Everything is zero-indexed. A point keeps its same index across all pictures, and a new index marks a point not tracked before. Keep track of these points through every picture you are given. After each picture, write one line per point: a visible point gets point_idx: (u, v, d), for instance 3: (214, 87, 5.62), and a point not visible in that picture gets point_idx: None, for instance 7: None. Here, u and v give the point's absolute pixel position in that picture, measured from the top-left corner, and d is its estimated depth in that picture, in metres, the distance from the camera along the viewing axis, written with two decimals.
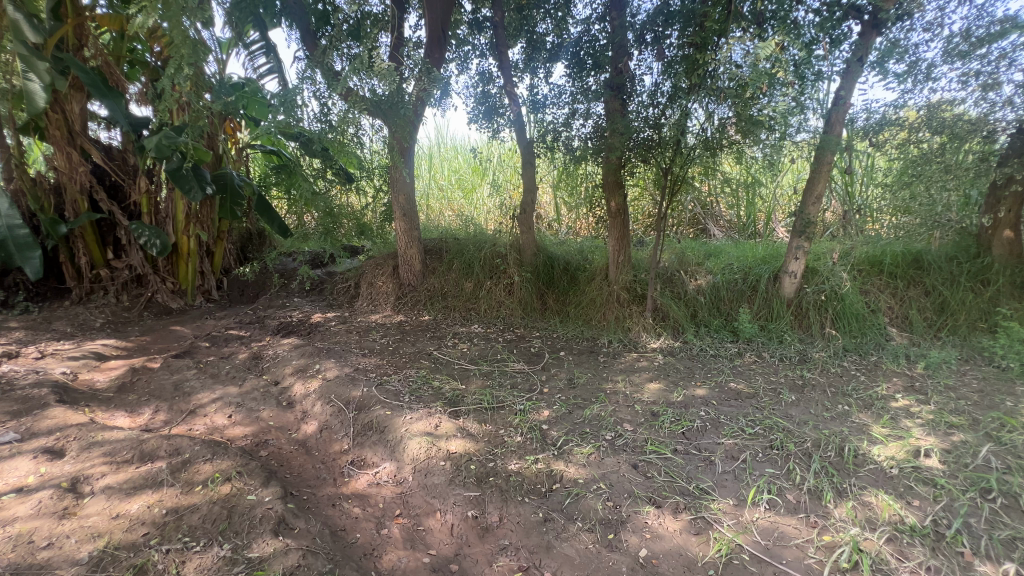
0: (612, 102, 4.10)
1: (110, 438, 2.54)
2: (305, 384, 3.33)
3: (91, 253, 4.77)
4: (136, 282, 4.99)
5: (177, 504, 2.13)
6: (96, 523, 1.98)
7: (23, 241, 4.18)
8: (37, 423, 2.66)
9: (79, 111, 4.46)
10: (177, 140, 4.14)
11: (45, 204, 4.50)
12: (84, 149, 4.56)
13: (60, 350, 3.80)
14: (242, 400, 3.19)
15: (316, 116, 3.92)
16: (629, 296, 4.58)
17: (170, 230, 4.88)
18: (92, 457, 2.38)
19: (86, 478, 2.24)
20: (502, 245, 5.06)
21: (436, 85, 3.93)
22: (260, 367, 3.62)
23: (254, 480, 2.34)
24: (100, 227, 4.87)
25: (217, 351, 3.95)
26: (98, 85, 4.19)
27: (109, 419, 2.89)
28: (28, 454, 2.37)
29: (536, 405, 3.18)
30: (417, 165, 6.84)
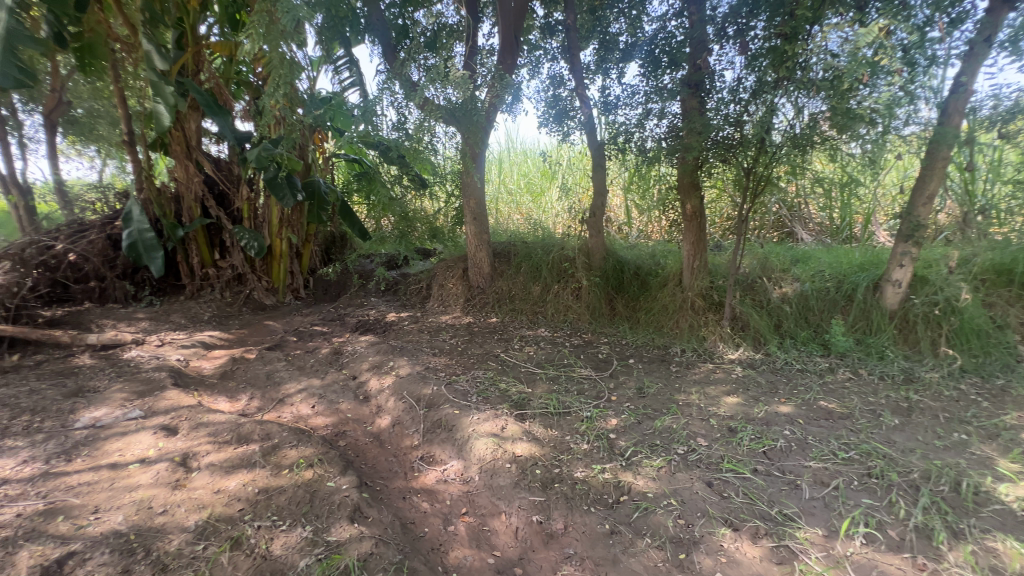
0: (690, 100, 3.92)
1: (213, 420, 2.83)
2: (380, 379, 3.50)
3: (202, 254, 5.37)
4: (237, 280, 5.54)
5: (267, 485, 2.32)
6: (201, 496, 2.21)
7: (149, 243, 4.80)
8: (155, 404, 3.02)
9: (195, 128, 5.04)
10: (274, 151, 4.56)
11: (166, 211, 5.14)
12: (198, 162, 5.15)
13: (176, 339, 4.30)
14: (324, 391, 3.41)
15: (394, 124, 4.14)
16: (704, 304, 4.36)
17: (266, 233, 5.37)
18: (199, 436, 2.67)
19: (194, 455, 2.50)
20: (570, 248, 5.04)
21: (507, 91, 4.00)
22: (340, 362, 3.85)
23: (333, 467, 2.49)
24: (209, 231, 5.47)
25: (303, 345, 4.27)
26: (211, 104, 4.70)
27: (214, 403, 3.23)
28: (149, 430, 2.70)
29: (603, 412, 3.11)
30: (488, 170, 6.97)
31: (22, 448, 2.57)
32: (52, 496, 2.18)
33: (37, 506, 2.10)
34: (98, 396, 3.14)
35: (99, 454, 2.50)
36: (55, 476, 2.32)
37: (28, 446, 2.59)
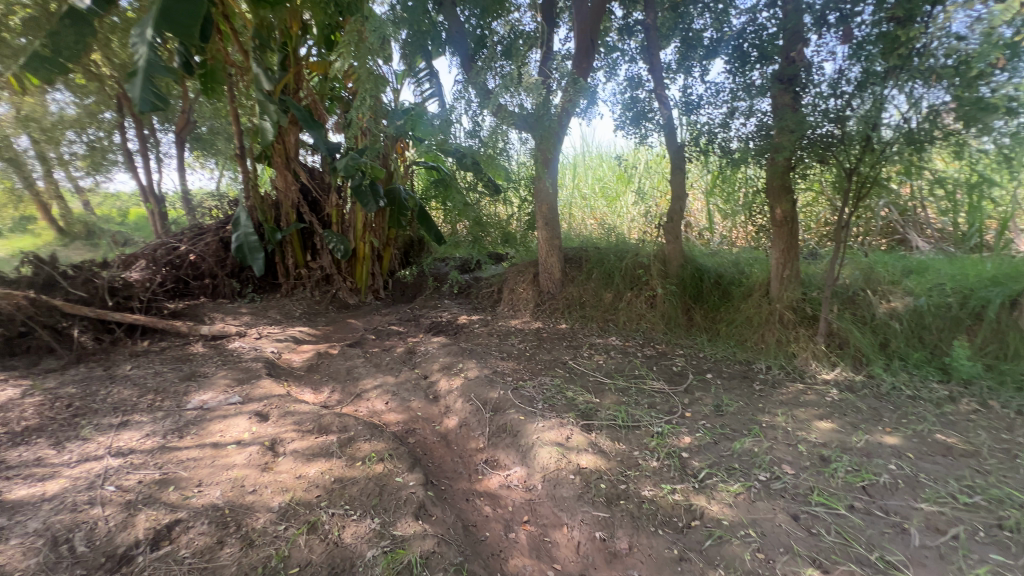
0: (783, 96, 3.62)
1: (299, 410, 3.06)
2: (449, 380, 3.59)
3: (296, 255, 5.87)
4: (325, 280, 5.98)
5: (342, 475, 2.46)
6: (285, 479, 2.40)
7: (253, 245, 5.33)
8: (251, 392, 3.34)
9: (293, 140, 5.53)
10: (360, 160, 4.87)
11: (268, 216, 5.68)
12: (296, 171, 5.64)
13: (271, 333, 4.74)
14: (397, 389, 3.57)
15: (469, 132, 4.25)
16: (794, 317, 4.00)
17: (352, 237, 5.75)
18: (286, 424, 2.90)
19: (281, 440, 2.73)
20: (645, 255, 4.85)
21: (581, 95, 3.96)
22: (413, 361, 4.01)
23: (402, 464, 2.59)
24: (303, 235, 5.96)
25: (381, 343, 4.51)
26: (308, 119, 5.13)
27: (300, 394, 3.50)
28: (245, 415, 2.99)
29: (675, 429, 2.94)
30: (562, 174, 6.93)
31: (146, 423, 2.95)
32: (166, 467, 2.48)
33: (153, 475, 2.40)
34: (206, 381, 3.54)
35: (204, 434, 2.81)
36: (169, 450, 2.64)
37: (150, 421, 2.98)
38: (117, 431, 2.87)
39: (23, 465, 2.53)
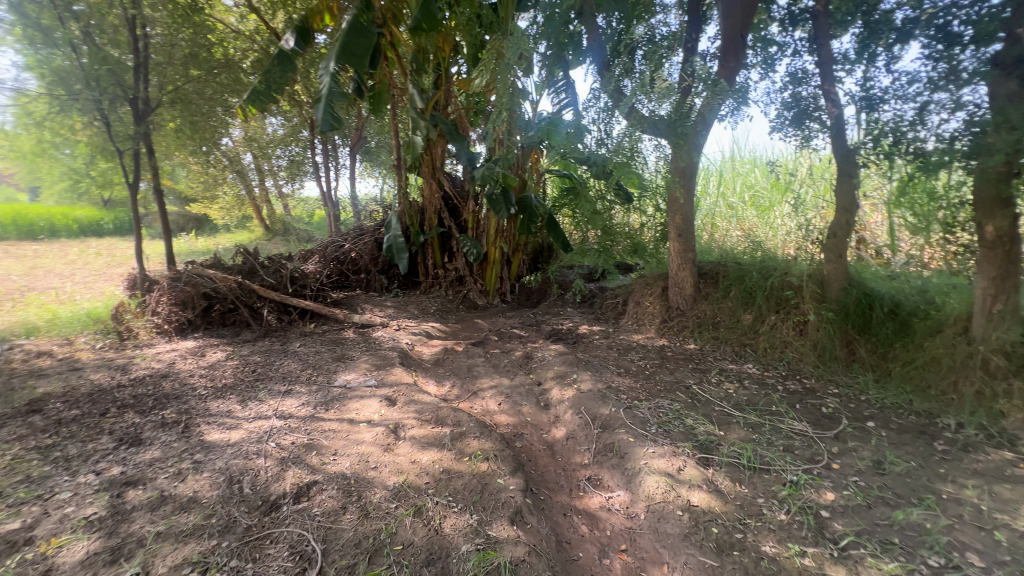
0: (1005, 83, 2.91)
1: (421, 400, 3.35)
2: (562, 390, 3.57)
3: (435, 256, 6.42)
4: (459, 281, 6.43)
5: (450, 467, 2.61)
6: (402, 462, 2.63)
7: (400, 246, 5.98)
8: (384, 377, 3.75)
9: (440, 152, 6.07)
10: (494, 170, 5.14)
11: (414, 220, 6.32)
12: (440, 180, 6.18)
13: (408, 326, 5.26)
14: (511, 392, 3.66)
15: (599, 140, 4.21)
16: (1008, 365, 3.11)
17: (484, 242, 6.09)
18: (409, 411, 3.19)
19: (403, 426, 3.01)
20: (796, 274, 4.25)
21: (719, 98, 3.67)
22: (529, 366, 4.09)
23: (505, 466, 2.66)
24: (443, 238, 6.50)
25: (502, 345, 4.69)
26: (452, 132, 5.59)
27: (426, 385, 3.82)
28: (378, 398, 3.37)
29: (816, 481, 2.51)
30: (706, 181, 6.44)
31: (303, 393, 3.51)
32: (313, 434, 2.91)
33: (303, 439, 2.84)
34: (353, 363, 4.07)
35: (344, 410, 3.23)
36: (317, 420, 3.09)
37: (307, 392, 3.54)
38: (283, 397, 3.46)
39: (218, 414, 3.20)
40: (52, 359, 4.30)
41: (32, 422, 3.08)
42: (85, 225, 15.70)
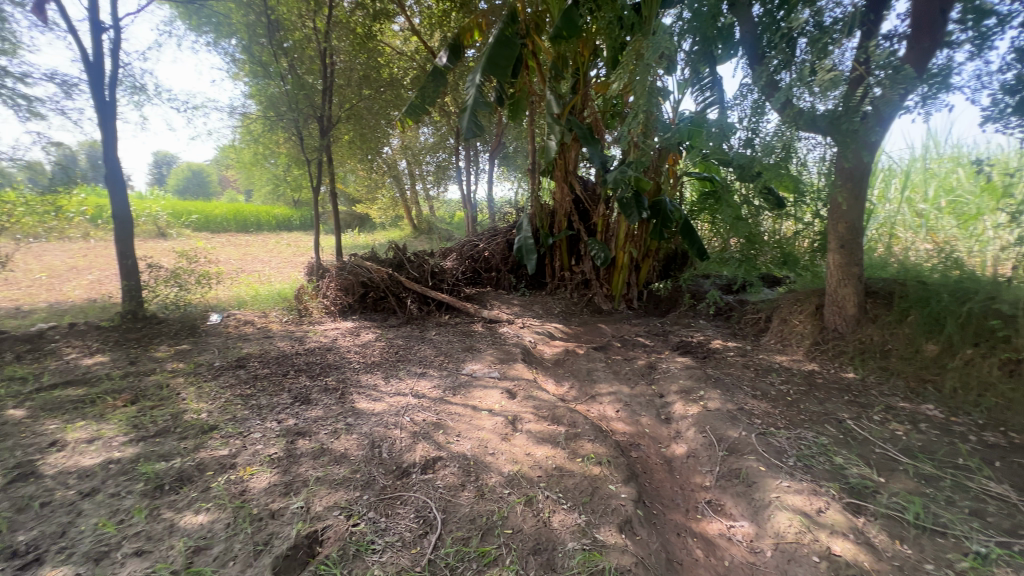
0: None
1: (540, 397, 3.46)
2: (685, 406, 3.37)
3: (563, 259, 6.51)
4: (584, 284, 6.44)
5: (563, 465, 2.66)
6: (517, 452, 2.76)
7: (529, 247, 6.21)
8: (507, 371, 3.96)
9: (573, 156, 6.15)
10: (626, 172, 5.08)
11: (544, 223, 6.51)
12: (572, 183, 6.26)
13: (532, 324, 5.45)
14: (630, 400, 3.57)
15: (746, 139, 3.88)
16: None
17: (613, 246, 6.01)
18: (527, 406, 3.34)
19: (521, 419, 3.15)
20: (1009, 300, 3.31)
21: (899, 88, 3.10)
22: (651, 377, 3.94)
23: (618, 473, 2.62)
24: (571, 241, 6.57)
25: (625, 352, 4.58)
26: (587, 136, 5.61)
27: (545, 383, 3.92)
28: (500, 390, 3.58)
29: (1016, 559, 2.00)
30: (885, 186, 5.52)
31: (435, 377, 3.88)
32: (441, 414, 3.21)
33: (433, 418, 3.14)
34: (479, 355, 4.36)
35: (469, 396, 3.50)
36: (445, 402, 3.40)
37: (438, 376, 3.91)
38: (418, 379, 3.86)
39: (367, 387, 3.70)
40: (254, 327, 5.39)
41: (238, 375, 3.91)
42: (281, 221, 19.24)
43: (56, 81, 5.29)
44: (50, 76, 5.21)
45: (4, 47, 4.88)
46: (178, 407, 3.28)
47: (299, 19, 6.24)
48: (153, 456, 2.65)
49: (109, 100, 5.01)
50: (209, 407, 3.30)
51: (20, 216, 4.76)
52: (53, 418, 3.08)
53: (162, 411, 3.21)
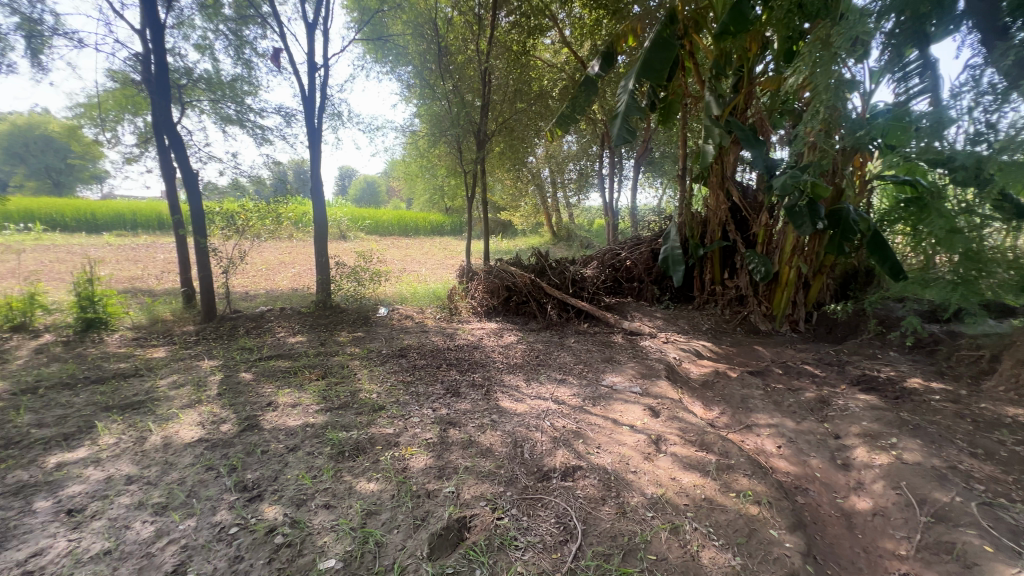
0: None
1: (686, 421, 3.25)
2: (870, 453, 2.84)
3: (714, 272, 6.02)
4: (738, 300, 5.86)
5: (713, 497, 2.45)
6: (661, 475, 2.62)
7: (676, 258, 5.88)
8: (649, 389, 3.82)
9: (732, 160, 5.65)
10: (800, 178, 4.40)
11: (695, 232, 6.10)
12: (729, 190, 5.75)
13: (677, 340, 5.15)
14: (795, 437, 3.14)
15: (976, 134, 3.16)
16: None
17: (776, 260, 5.37)
18: (672, 427, 3.17)
19: (665, 440, 3.00)
20: None
21: None
22: (824, 413, 3.40)
23: (781, 518, 2.31)
24: (725, 253, 6.04)
25: (788, 381, 4.04)
26: (750, 138, 5.10)
27: (691, 405, 3.66)
28: (642, 407, 3.48)
29: None
30: None
31: (575, 385, 3.92)
32: (581, 423, 3.22)
33: (573, 426, 3.18)
34: (620, 368, 4.27)
35: (609, 409, 3.46)
36: (585, 412, 3.41)
37: (578, 385, 3.94)
38: (558, 385, 3.93)
39: (510, 387, 3.88)
40: (413, 321, 6.04)
41: (400, 363, 4.42)
42: (435, 226, 21.33)
43: (281, 113, 6.61)
44: (277, 109, 6.54)
45: (249, 88, 6.26)
46: (355, 386, 3.83)
47: (463, 44, 6.84)
48: (338, 425, 3.13)
49: (316, 126, 6.10)
50: (378, 389, 3.79)
51: (254, 220, 5.71)
52: (268, 383, 3.84)
53: (343, 388, 3.77)
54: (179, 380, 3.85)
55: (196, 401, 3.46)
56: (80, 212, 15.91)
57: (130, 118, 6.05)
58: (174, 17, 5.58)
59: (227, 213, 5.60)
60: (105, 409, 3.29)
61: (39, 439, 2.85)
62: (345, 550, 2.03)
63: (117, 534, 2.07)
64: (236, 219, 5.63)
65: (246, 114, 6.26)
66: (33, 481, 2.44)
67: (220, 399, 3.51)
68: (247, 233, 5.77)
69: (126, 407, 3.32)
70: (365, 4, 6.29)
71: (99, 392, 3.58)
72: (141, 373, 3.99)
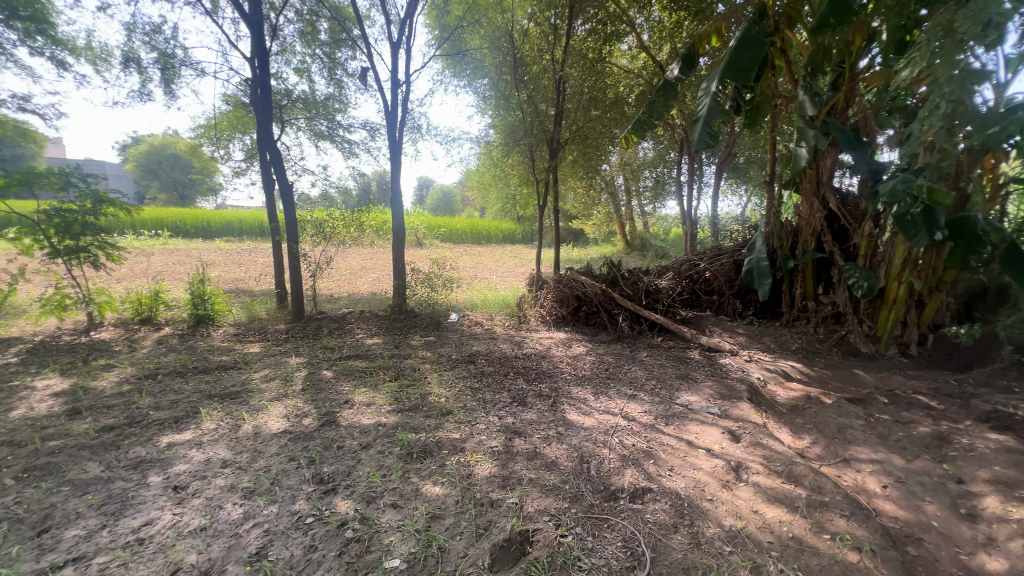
0: None
1: (771, 449, 2.97)
2: (1005, 504, 2.39)
3: (806, 286, 5.50)
4: (835, 318, 5.30)
5: (803, 537, 2.19)
6: (741, 506, 2.40)
7: (762, 270, 5.45)
8: (728, 411, 3.57)
9: (829, 164, 5.15)
10: (913, 182, 3.88)
11: (784, 243, 5.62)
12: (825, 197, 5.24)
13: (761, 359, 4.76)
14: (905, 477, 2.74)
15: None
16: None
17: (882, 274, 4.78)
18: (754, 454, 2.91)
19: (746, 468, 2.76)
20: None
21: None
22: (943, 452, 2.94)
23: (887, 570, 2.01)
24: (819, 266, 5.50)
25: (896, 412, 3.55)
26: (851, 140, 4.63)
27: (777, 431, 3.34)
28: (720, 430, 3.25)
29: None
30: None
31: (646, 402, 3.74)
32: (652, 443, 3.07)
33: (643, 445, 3.03)
34: (695, 387, 4.05)
35: (683, 429, 3.27)
36: (656, 431, 3.24)
37: (649, 402, 3.76)
38: (628, 401, 3.78)
39: (578, 399, 3.79)
40: (482, 327, 6.14)
41: (469, 369, 4.48)
42: (507, 234, 21.65)
43: (367, 128, 7.07)
44: (363, 124, 6.99)
45: (340, 106, 6.76)
46: (425, 389, 3.94)
47: (539, 54, 6.87)
48: (408, 426, 3.23)
49: (398, 139, 6.43)
50: (447, 393, 3.86)
51: (340, 226, 6.09)
52: (347, 381, 4.07)
53: (414, 390, 3.90)
54: (270, 374, 4.20)
55: (284, 395, 3.74)
56: (198, 221, 18.10)
57: (239, 136, 6.76)
58: (278, 44, 6.17)
59: (317, 221, 6.03)
60: (208, 396, 3.66)
61: (156, 420, 3.23)
62: (409, 552, 2.06)
63: (212, 513, 2.27)
64: (324, 227, 6.04)
65: (336, 130, 6.76)
66: (149, 457, 2.76)
67: (304, 394, 3.77)
68: (333, 239, 6.17)
69: (225, 396, 3.67)
70: (445, 22, 6.62)
71: (204, 381, 4.00)
72: (239, 365, 4.41)
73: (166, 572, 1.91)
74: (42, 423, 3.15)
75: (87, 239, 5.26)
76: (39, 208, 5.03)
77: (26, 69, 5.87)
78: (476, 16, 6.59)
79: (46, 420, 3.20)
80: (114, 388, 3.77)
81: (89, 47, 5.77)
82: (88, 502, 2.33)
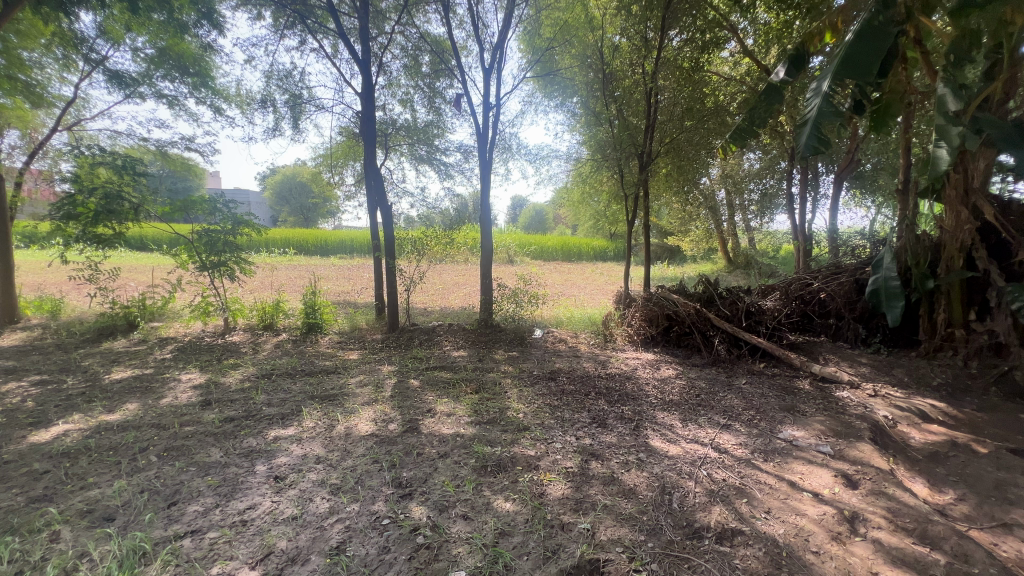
0: None
1: (900, 501, 2.51)
2: None
3: (952, 311, 4.62)
4: (995, 351, 4.38)
5: None
6: (855, 564, 2.05)
7: (892, 291, 4.70)
8: (843, 451, 3.10)
9: (983, 167, 4.34)
10: None
11: (921, 260, 4.79)
12: (976, 207, 4.39)
13: (891, 394, 4.07)
14: None
15: None
16: None
17: None
18: (876, 504, 2.49)
19: (864, 520, 2.36)
20: None
21: None
22: None
23: None
24: (971, 287, 4.60)
25: None
26: (1013, 137, 3.87)
27: (908, 480, 2.81)
28: (831, 471, 2.84)
29: None
30: None
31: (742, 434, 3.39)
32: (746, 479, 2.76)
33: (735, 481, 2.74)
34: (803, 422, 3.60)
35: (786, 468, 2.90)
36: (752, 467, 2.91)
37: (745, 434, 3.40)
38: (721, 430, 3.47)
39: (664, 425, 3.55)
40: (566, 345, 6.06)
41: (549, 386, 4.43)
42: (598, 251, 21.34)
43: (461, 150, 7.46)
44: (457, 147, 7.40)
45: (438, 131, 7.27)
46: (504, 403, 3.95)
47: (631, 68, 6.65)
48: (484, 439, 3.25)
49: (488, 158, 6.68)
50: (526, 409, 3.85)
51: (436, 244, 6.44)
52: (431, 392, 4.22)
53: (493, 404, 3.94)
54: (364, 380, 4.52)
55: (375, 400, 4.00)
56: (318, 240, 20.39)
57: (351, 163, 7.51)
58: (386, 79, 6.80)
59: (416, 239, 6.43)
60: (311, 397, 4.04)
61: (267, 415, 3.63)
62: (475, 565, 2.05)
63: (303, 504, 2.46)
64: (420, 244, 6.41)
65: (435, 154, 7.23)
66: (258, 448, 3.09)
67: (392, 400, 3.99)
68: (429, 256, 6.54)
69: (325, 398, 4.03)
70: (536, 45, 7.07)
71: (309, 382, 4.43)
72: (339, 370, 4.82)
73: (260, 554, 2.10)
74: (181, 410, 3.71)
75: (227, 256, 6.13)
76: (195, 229, 6.01)
77: (192, 116, 7.15)
78: (566, 37, 6.87)
79: (186, 408, 3.76)
80: (237, 385, 4.32)
81: (238, 94, 6.86)
82: (208, 483, 2.66)
